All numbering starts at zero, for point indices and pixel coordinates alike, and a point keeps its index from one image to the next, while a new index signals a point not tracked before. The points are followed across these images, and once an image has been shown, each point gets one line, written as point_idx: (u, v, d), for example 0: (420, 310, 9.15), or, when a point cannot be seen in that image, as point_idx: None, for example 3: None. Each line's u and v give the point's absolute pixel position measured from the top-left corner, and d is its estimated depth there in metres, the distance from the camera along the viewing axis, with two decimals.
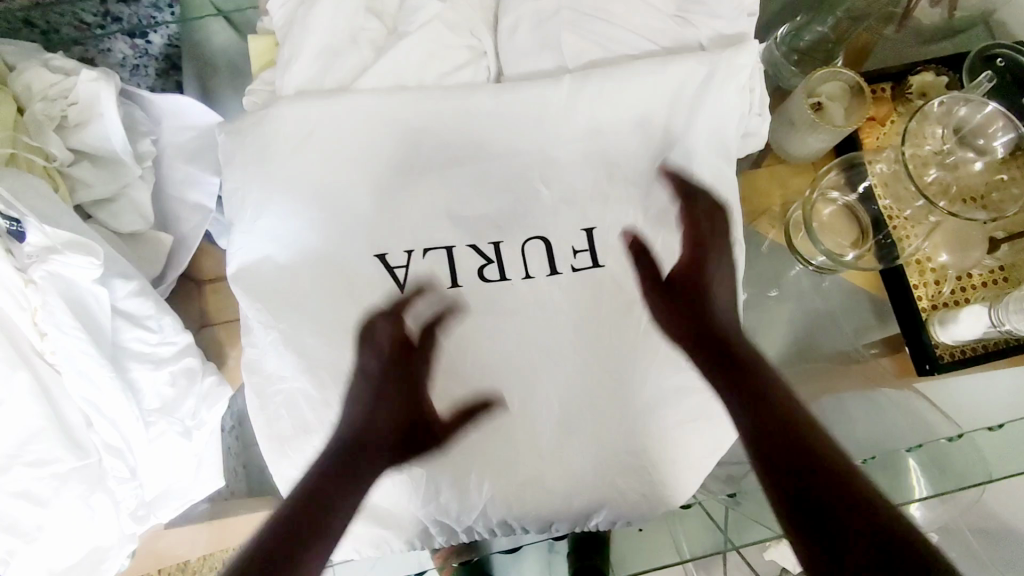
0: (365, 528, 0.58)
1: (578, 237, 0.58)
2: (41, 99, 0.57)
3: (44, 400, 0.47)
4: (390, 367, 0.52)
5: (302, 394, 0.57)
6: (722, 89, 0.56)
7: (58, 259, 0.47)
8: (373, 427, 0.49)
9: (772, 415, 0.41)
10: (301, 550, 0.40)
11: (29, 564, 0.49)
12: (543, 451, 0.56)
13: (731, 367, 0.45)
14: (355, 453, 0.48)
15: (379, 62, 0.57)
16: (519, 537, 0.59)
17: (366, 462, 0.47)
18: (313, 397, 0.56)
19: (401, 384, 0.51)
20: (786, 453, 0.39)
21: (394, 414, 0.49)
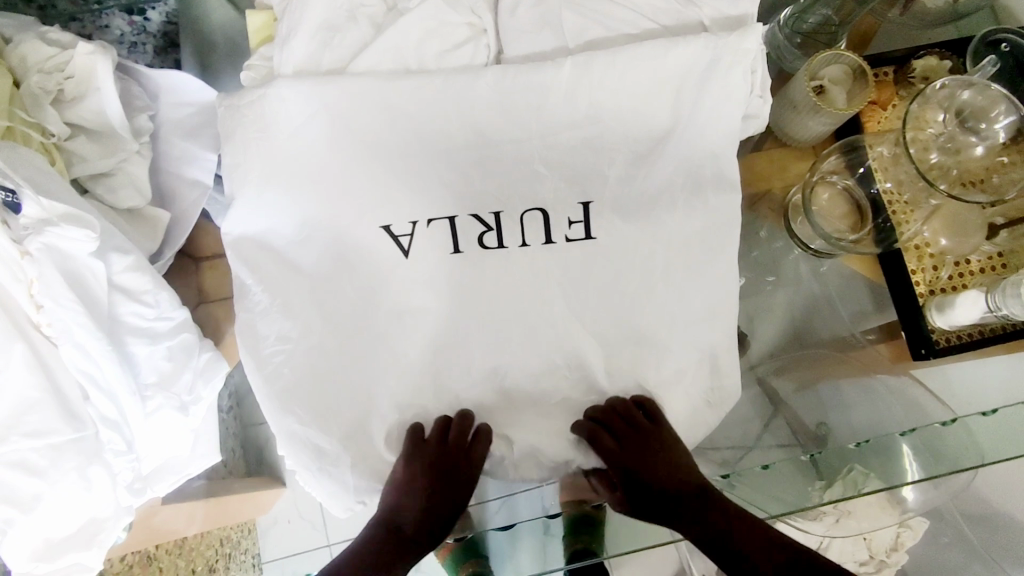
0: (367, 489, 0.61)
1: (575, 210, 0.58)
2: (37, 72, 0.56)
3: (40, 370, 0.48)
4: (432, 471, 0.56)
5: (308, 355, 0.59)
6: (729, 73, 0.54)
7: (55, 231, 0.48)
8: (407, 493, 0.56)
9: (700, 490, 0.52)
10: None
11: (29, 532, 0.50)
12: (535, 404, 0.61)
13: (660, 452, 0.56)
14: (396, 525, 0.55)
15: (378, 39, 0.56)
16: (511, 501, 0.57)
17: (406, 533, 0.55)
18: (316, 362, 0.59)
19: (440, 480, 0.57)
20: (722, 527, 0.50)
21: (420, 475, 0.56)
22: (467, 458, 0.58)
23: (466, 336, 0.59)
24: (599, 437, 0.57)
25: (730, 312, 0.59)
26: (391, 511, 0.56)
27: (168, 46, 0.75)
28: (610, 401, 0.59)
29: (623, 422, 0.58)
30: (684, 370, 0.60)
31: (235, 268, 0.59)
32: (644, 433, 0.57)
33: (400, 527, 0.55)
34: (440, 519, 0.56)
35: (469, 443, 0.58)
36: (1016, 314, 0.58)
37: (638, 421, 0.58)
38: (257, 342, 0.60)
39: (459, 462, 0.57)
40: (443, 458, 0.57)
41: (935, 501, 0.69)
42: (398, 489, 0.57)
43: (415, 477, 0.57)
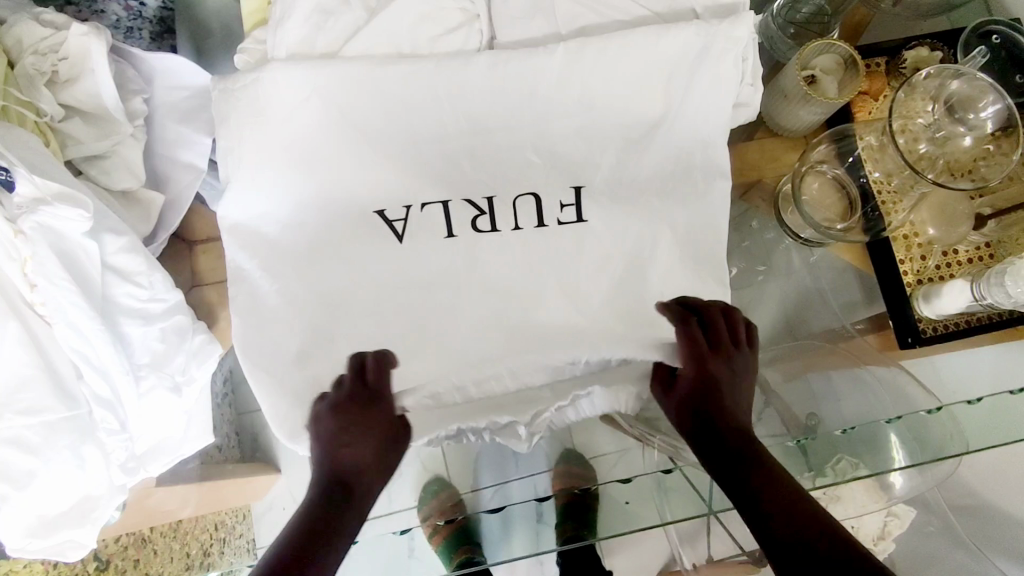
0: None
1: (566, 193, 0.59)
2: (31, 53, 0.56)
3: (35, 349, 0.48)
4: (350, 415, 0.52)
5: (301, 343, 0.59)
6: (720, 61, 0.55)
7: (48, 210, 0.48)
8: (331, 441, 0.51)
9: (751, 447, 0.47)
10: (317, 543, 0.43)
11: (22, 510, 0.51)
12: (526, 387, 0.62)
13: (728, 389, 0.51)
14: (332, 477, 0.49)
15: (372, 24, 0.57)
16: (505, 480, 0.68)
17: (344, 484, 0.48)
18: (304, 347, 0.59)
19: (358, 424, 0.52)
20: (775, 484, 0.43)
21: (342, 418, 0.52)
22: (371, 396, 0.54)
23: (459, 322, 0.59)
24: (692, 325, 0.54)
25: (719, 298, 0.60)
26: (327, 465, 0.49)
27: (164, 32, 0.74)
28: (708, 303, 0.57)
29: (721, 327, 0.54)
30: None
31: (232, 253, 0.59)
32: (742, 348, 0.53)
33: (335, 476, 0.49)
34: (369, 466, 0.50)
35: (369, 381, 0.55)
36: (1001, 303, 0.59)
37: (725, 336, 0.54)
38: (241, 329, 0.59)
39: (364, 401, 0.53)
40: (352, 401, 0.53)
41: (921, 488, 0.70)
42: (324, 452, 0.50)
43: (331, 428, 0.51)
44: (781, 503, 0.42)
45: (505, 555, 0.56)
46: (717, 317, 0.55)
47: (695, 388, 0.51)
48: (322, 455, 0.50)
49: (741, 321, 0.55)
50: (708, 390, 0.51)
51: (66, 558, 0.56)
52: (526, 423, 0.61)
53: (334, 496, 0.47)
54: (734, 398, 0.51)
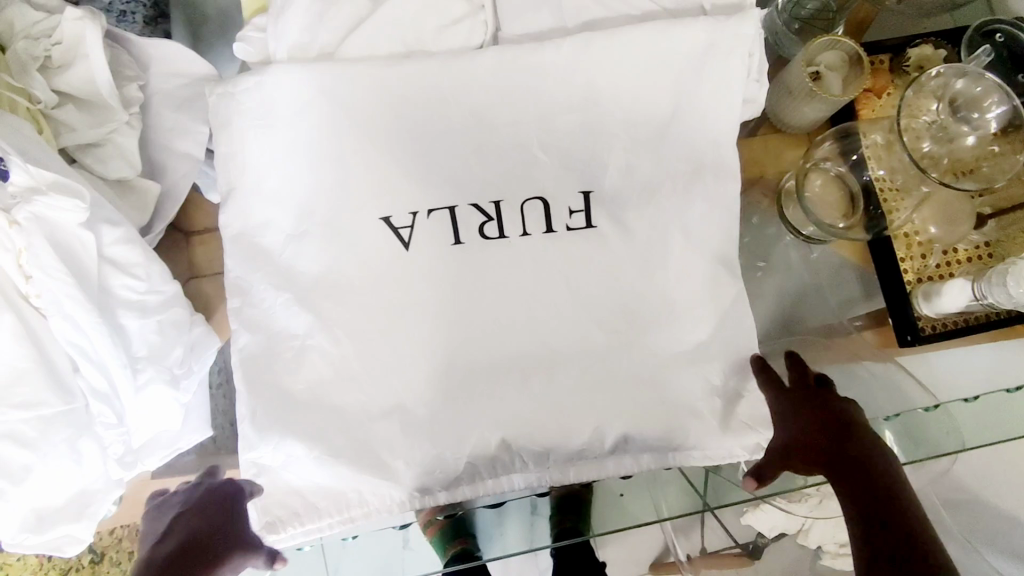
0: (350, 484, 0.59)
1: (575, 199, 0.58)
2: (24, 37, 0.55)
3: (30, 342, 0.47)
4: (190, 515, 0.58)
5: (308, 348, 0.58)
6: (725, 58, 0.56)
7: (43, 201, 0.47)
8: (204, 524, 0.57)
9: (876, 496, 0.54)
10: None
11: (17, 505, 0.50)
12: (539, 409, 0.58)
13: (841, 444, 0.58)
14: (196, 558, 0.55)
15: (376, 15, 0.56)
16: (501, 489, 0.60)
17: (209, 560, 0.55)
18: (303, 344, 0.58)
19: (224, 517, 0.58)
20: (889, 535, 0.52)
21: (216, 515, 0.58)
22: (227, 499, 0.59)
23: (465, 333, 0.57)
24: (800, 376, 0.61)
25: (722, 297, 0.59)
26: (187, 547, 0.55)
27: (158, 16, 0.70)
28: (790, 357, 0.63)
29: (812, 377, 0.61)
30: (677, 381, 0.58)
31: (233, 263, 0.59)
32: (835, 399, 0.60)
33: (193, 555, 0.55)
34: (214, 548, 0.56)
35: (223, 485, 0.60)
36: (1000, 302, 0.59)
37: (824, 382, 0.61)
38: (233, 343, 0.59)
39: (206, 511, 0.58)
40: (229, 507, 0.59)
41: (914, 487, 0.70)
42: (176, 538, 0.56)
43: (190, 517, 0.58)
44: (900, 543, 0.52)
45: (500, 549, 0.60)
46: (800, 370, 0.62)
47: (818, 409, 0.58)
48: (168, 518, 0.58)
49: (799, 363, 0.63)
50: (814, 409, 0.58)
51: (62, 553, 0.55)
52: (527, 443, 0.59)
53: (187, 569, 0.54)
54: (855, 416, 0.58)
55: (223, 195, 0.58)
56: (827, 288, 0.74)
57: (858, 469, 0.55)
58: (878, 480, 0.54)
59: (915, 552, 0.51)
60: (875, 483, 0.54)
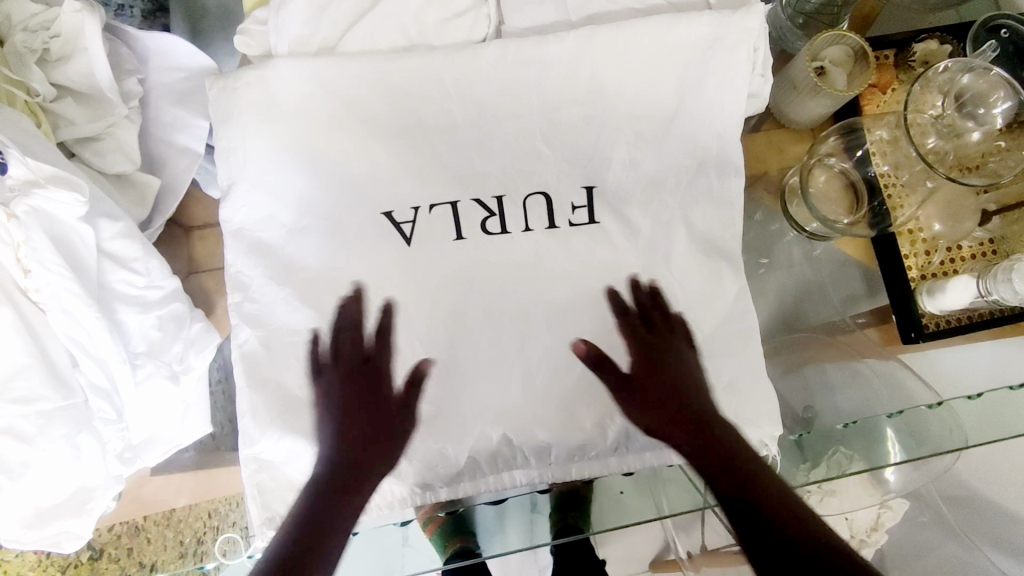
0: None
1: (577, 194, 0.58)
2: (22, 30, 0.54)
3: (30, 336, 0.47)
4: (361, 397, 0.54)
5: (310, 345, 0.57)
6: (730, 53, 0.55)
7: (42, 195, 0.46)
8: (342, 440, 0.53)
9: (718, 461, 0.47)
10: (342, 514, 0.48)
11: (15, 501, 0.50)
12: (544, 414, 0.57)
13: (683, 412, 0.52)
14: (336, 475, 0.51)
15: (378, 8, 0.55)
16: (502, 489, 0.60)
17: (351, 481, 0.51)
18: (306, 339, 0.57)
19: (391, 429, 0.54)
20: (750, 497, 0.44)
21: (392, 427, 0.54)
22: (373, 381, 0.55)
23: (468, 329, 0.57)
24: (628, 326, 0.57)
25: (726, 293, 0.59)
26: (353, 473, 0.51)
27: (156, 10, 0.73)
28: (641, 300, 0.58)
29: (657, 319, 0.57)
30: None
31: (234, 258, 0.58)
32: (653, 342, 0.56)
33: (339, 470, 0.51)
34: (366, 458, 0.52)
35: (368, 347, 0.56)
36: (1006, 299, 0.59)
37: (654, 324, 0.57)
38: (233, 338, 0.58)
39: (392, 406, 0.55)
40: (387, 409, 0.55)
41: (914, 485, 0.70)
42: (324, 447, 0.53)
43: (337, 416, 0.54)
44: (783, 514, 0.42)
45: (500, 546, 0.56)
46: (647, 305, 0.58)
47: (672, 370, 0.55)
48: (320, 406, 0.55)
49: (651, 292, 0.58)
50: (656, 363, 0.55)
51: (61, 549, 0.54)
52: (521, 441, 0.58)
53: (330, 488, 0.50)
54: (685, 375, 0.55)
55: (224, 190, 0.58)
56: (829, 286, 0.74)
57: (713, 457, 0.48)
58: (733, 463, 0.46)
59: (808, 535, 0.41)
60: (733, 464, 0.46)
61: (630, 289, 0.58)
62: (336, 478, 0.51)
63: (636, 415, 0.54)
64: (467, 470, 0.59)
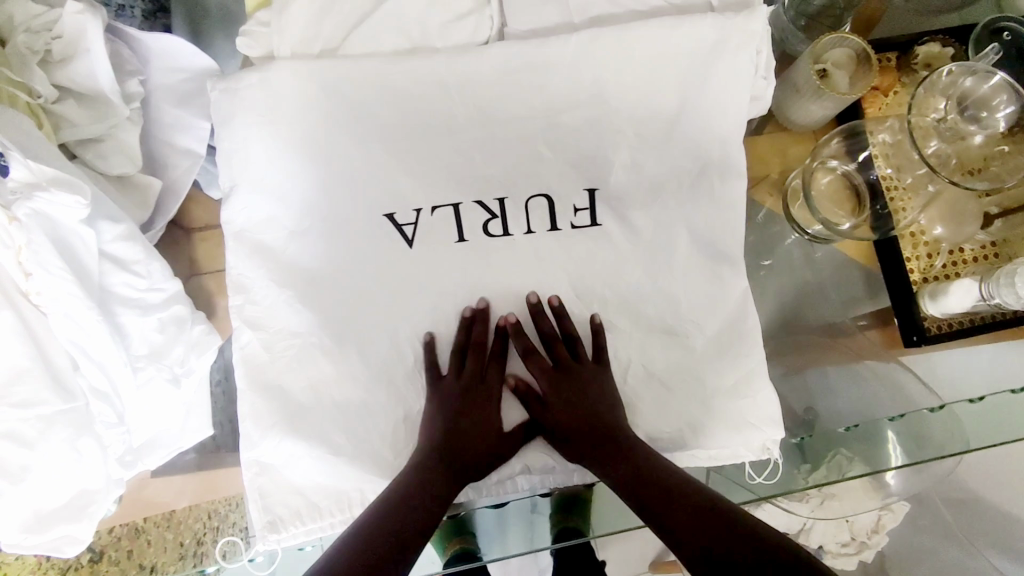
0: (351, 486, 0.58)
1: (580, 197, 0.58)
2: (24, 31, 0.53)
3: (30, 340, 0.46)
4: (461, 399, 0.58)
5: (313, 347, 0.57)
6: (734, 55, 0.55)
7: (44, 198, 0.46)
8: (443, 425, 0.57)
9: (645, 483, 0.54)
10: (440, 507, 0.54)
11: (17, 504, 0.50)
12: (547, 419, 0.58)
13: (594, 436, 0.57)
14: (439, 465, 0.55)
15: (381, 9, 0.55)
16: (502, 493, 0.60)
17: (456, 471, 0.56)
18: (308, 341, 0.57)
19: (475, 417, 0.58)
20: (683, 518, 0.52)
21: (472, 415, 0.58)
22: (475, 379, 0.59)
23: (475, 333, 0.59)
24: (537, 359, 0.59)
25: (728, 296, 0.59)
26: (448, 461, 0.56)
27: (156, 11, 0.72)
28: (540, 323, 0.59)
29: (562, 349, 0.59)
30: (679, 379, 0.59)
31: (235, 259, 0.58)
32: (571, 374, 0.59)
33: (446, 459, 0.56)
34: (464, 449, 0.56)
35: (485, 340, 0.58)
36: (1009, 302, 0.59)
37: (580, 353, 0.59)
38: (234, 341, 0.58)
39: (477, 393, 0.58)
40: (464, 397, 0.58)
41: (919, 487, 0.70)
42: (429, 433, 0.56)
43: (441, 408, 0.57)
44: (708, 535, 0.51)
45: (500, 550, 0.62)
46: (557, 327, 0.59)
47: (580, 403, 0.57)
48: (438, 403, 0.57)
49: (555, 309, 0.58)
50: (572, 392, 0.58)
51: (62, 554, 0.55)
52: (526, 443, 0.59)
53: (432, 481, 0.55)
54: (593, 403, 0.57)
55: (226, 192, 0.57)
56: (831, 289, 0.73)
57: (648, 489, 0.54)
58: (656, 482, 0.54)
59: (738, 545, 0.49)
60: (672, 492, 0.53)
61: (529, 306, 0.59)
62: (440, 469, 0.55)
63: (558, 448, 0.58)
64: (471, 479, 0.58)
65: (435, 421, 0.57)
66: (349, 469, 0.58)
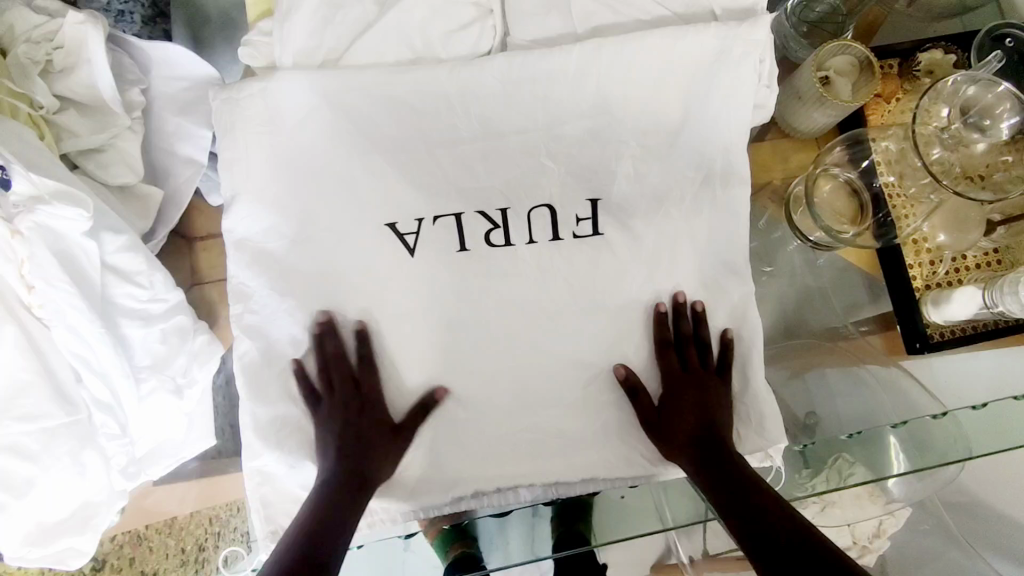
0: None
1: (583, 207, 0.58)
2: (25, 41, 0.54)
3: (32, 353, 0.46)
4: (345, 413, 0.57)
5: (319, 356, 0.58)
6: (739, 65, 0.55)
7: (46, 211, 0.46)
8: (335, 439, 0.56)
9: (723, 472, 0.52)
10: (344, 519, 0.51)
11: (20, 518, 0.50)
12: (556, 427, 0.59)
13: (699, 429, 0.56)
14: (341, 479, 0.54)
15: (384, 19, 0.55)
16: (507, 500, 0.60)
17: (353, 480, 0.54)
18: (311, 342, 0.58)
19: (357, 419, 0.57)
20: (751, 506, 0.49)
21: (352, 420, 0.57)
22: (348, 382, 0.57)
23: (491, 348, 0.59)
24: (669, 355, 0.59)
25: (728, 304, 0.60)
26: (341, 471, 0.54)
27: (156, 15, 0.69)
28: (678, 322, 0.59)
29: (692, 353, 0.59)
30: None
31: (236, 270, 0.57)
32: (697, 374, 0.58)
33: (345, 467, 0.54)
34: (353, 454, 0.55)
35: (362, 358, 0.58)
36: (1012, 310, 0.59)
37: (708, 361, 0.59)
38: (233, 350, 0.58)
39: (353, 400, 0.57)
40: (339, 403, 0.57)
41: (921, 493, 0.70)
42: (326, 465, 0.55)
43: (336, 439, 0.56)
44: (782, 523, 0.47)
45: (501, 559, 0.55)
46: (693, 331, 0.59)
47: (697, 402, 0.57)
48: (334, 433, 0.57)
49: (695, 313, 0.59)
50: (693, 393, 0.57)
51: (66, 565, 0.55)
52: (528, 460, 0.59)
53: (341, 492, 0.53)
54: (711, 409, 0.57)
55: (227, 201, 0.57)
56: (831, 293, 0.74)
57: (729, 484, 0.51)
58: (735, 473, 0.52)
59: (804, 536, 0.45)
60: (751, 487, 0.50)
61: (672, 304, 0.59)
62: (348, 480, 0.54)
63: (657, 438, 0.57)
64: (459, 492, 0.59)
65: (325, 438, 0.56)
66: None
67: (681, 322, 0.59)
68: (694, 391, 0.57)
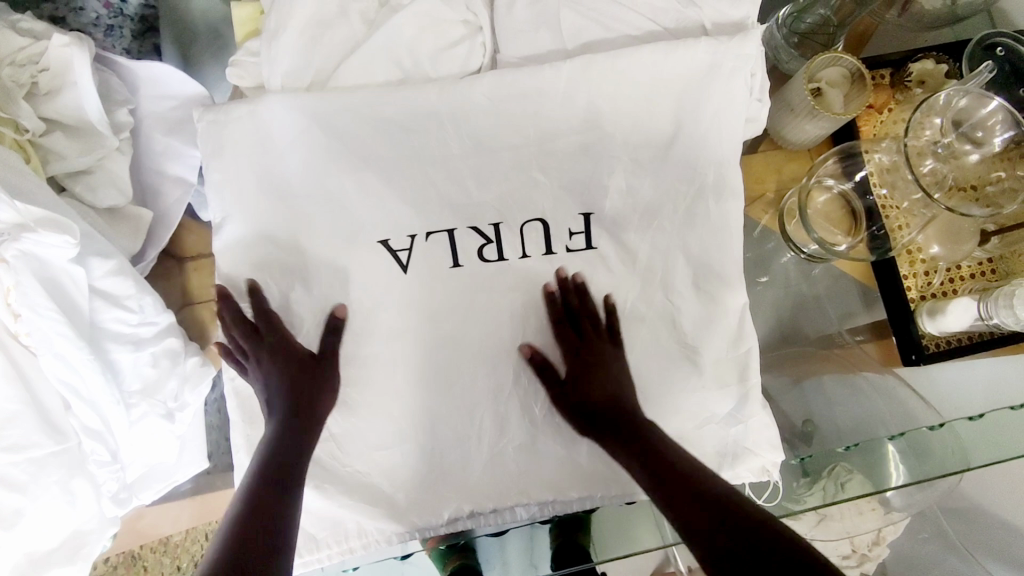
0: (349, 513, 0.59)
1: (576, 221, 0.58)
2: (8, 63, 0.53)
3: (20, 382, 0.46)
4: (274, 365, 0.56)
5: None
6: (728, 79, 0.55)
7: (32, 237, 0.45)
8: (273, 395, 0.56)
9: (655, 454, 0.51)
10: (297, 481, 0.51)
11: (10, 550, 0.48)
12: (555, 447, 0.59)
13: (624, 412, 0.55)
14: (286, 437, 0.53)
15: (372, 38, 0.54)
16: (505, 521, 0.60)
17: (297, 434, 0.54)
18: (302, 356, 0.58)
19: (281, 368, 0.56)
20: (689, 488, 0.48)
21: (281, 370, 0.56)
22: (257, 338, 0.56)
23: (484, 365, 0.58)
24: (562, 328, 0.57)
25: (728, 320, 0.59)
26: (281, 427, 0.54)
27: (145, 31, 0.72)
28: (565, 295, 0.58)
29: (587, 325, 0.57)
30: (681, 403, 0.59)
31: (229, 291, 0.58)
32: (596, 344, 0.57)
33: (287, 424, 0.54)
34: (291, 398, 0.55)
35: (262, 328, 0.56)
36: (1007, 324, 0.59)
37: (601, 329, 0.58)
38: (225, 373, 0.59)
39: (267, 354, 0.56)
40: (258, 359, 0.56)
41: (920, 504, 0.69)
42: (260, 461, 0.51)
43: (275, 438, 0.53)
44: (724, 505, 0.46)
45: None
46: (580, 303, 0.58)
47: (602, 373, 0.56)
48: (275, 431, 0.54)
49: (578, 285, 0.58)
50: (600, 367, 0.56)
51: None
52: (522, 480, 0.59)
53: (288, 448, 0.53)
54: (610, 387, 0.56)
55: (217, 222, 0.57)
56: (826, 302, 0.73)
57: (694, 502, 0.47)
58: (666, 455, 0.51)
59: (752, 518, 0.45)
60: (723, 505, 0.46)
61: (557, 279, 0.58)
62: (291, 436, 0.53)
63: (576, 421, 0.56)
64: (451, 513, 0.59)
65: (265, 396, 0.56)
66: (341, 497, 0.58)
67: (566, 295, 0.58)
68: (603, 367, 0.57)
